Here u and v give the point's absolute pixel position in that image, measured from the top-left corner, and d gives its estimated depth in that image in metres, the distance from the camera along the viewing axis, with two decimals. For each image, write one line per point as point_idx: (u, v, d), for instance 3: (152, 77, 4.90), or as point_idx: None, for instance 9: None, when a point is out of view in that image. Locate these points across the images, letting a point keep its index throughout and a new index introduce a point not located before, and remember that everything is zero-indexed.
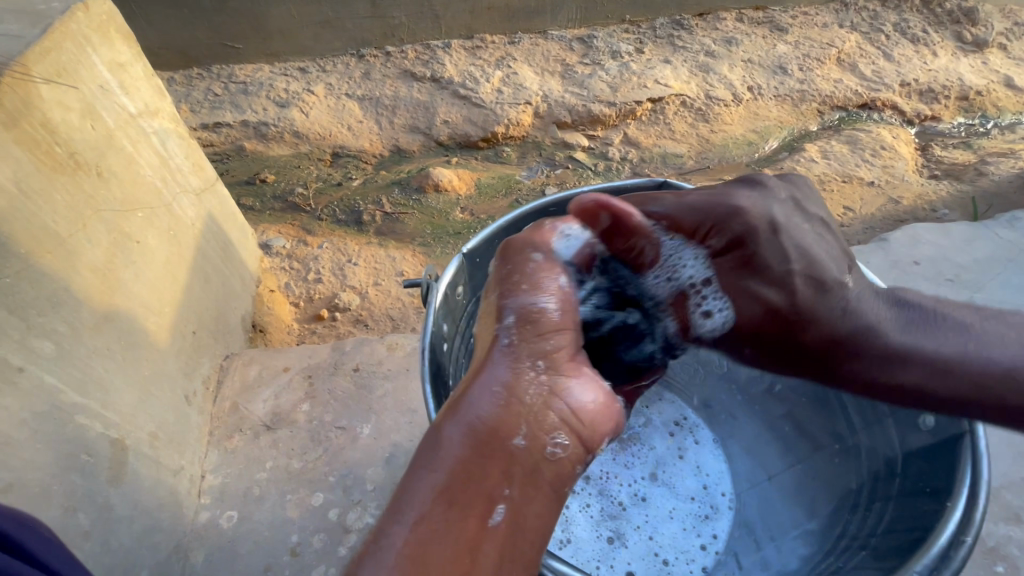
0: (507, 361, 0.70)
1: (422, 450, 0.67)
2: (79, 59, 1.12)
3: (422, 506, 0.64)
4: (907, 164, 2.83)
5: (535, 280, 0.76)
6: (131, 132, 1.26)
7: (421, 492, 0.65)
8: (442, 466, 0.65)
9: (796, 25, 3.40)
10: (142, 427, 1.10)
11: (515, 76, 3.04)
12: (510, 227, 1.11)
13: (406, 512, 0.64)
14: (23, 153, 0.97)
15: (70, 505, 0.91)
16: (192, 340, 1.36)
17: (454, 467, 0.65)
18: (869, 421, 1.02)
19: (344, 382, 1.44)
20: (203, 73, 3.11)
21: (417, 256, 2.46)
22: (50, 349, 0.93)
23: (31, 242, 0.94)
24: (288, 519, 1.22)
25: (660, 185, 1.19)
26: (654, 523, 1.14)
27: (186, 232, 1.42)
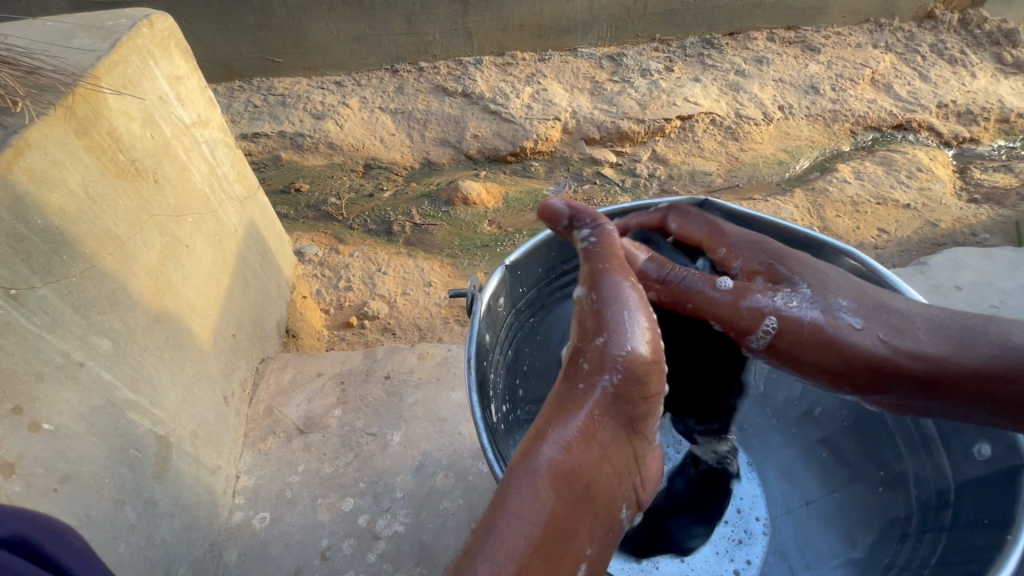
0: (599, 417, 0.82)
1: (515, 493, 0.74)
2: (143, 73, 1.19)
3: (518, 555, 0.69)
4: (945, 187, 2.77)
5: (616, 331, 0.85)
6: (185, 141, 1.32)
7: (515, 542, 0.69)
8: (538, 516, 0.72)
9: (829, 45, 3.38)
10: (185, 425, 1.14)
11: (545, 92, 3.08)
12: (552, 241, 1.11)
13: (501, 561, 0.68)
14: (92, 159, 1.02)
15: (119, 498, 0.93)
16: (231, 342, 1.40)
17: (549, 518, 0.72)
18: (918, 446, 0.99)
19: (375, 389, 1.46)
20: (244, 86, 3.24)
21: (445, 266, 2.50)
22: (107, 346, 0.97)
23: (96, 244, 0.99)
24: (319, 523, 1.23)
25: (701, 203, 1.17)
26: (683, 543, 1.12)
27: (229, 238, 1.47)
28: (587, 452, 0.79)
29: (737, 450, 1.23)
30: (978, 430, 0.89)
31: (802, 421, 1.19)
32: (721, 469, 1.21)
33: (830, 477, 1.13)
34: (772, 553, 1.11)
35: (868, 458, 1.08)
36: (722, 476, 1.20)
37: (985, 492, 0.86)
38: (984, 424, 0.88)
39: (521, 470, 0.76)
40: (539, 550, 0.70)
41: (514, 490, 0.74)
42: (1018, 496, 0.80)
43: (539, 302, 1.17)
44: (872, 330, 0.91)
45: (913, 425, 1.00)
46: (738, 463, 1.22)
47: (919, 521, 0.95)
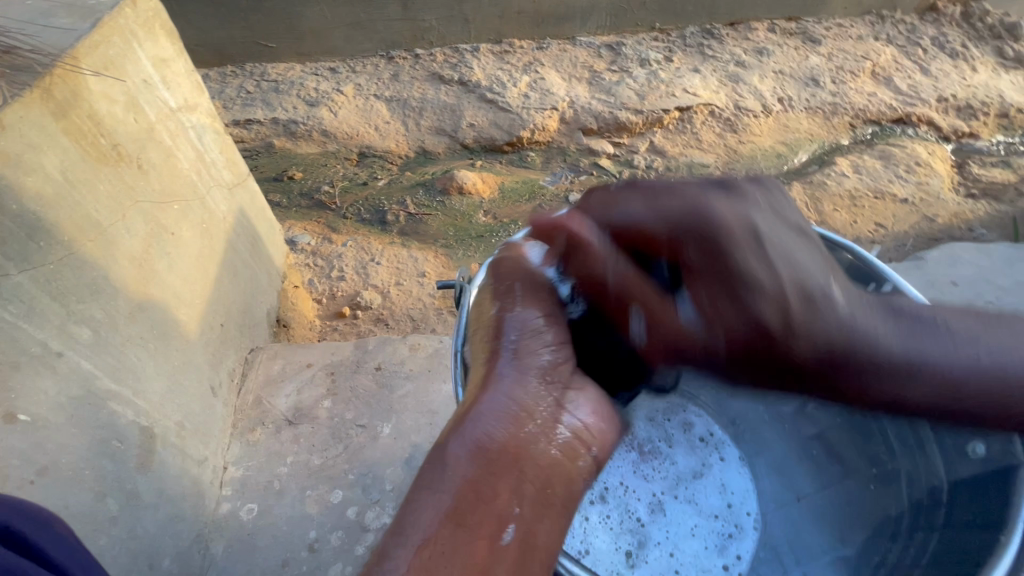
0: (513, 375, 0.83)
1: (429, 471, 0.76)
2: (126, 54, 1.15)
3: (431, 527, 0.70)
4: (943, 182, 2.76)
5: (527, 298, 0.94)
6: (170, 126, 1.29)
7: (428, 514, 0.71)
8: (450, 485, 0.73)
9: (830, 37, 3.35)
10: (169, 416, 1.12)
11: (543, 82, 3.04)
12: None
13: (410, 537, 0.69)
14: (71, 143, 0.99)
15: (99, 490, 0.92)
16: (219, 332, 1.37)
17: (461, 485, 0.73)
18: (911, 446, 0.97)
19: (366, 380, 1.44)
20: (237, 71, 3.19)
21: (439, 257, 2.47)
22: (88, 335, 0.95)
23: (75, 230, 0.96)
24: (307, 515, 1.22)
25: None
26: (674, 535, 1.12)
27: (218, 226, 1.44)
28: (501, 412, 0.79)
29: (729, 445, 1.21)
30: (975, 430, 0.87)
31: (797, 417, 1.14)
32: (713, 464, 1.20)
33: (822, 473, 1.11)
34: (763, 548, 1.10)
35: (862, 455, 1.06)
36: (714, 470, 1.19)
37: (978, 492, 0.85)
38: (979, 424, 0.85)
39: (441, 452, 0.77)
40: (454, 520, 0.70)
41: (429, 471, 0.76)
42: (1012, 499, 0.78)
43: None
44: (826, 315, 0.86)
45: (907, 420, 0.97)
46: (730, 457, 1.20)
47: (910, 519, 0.95)
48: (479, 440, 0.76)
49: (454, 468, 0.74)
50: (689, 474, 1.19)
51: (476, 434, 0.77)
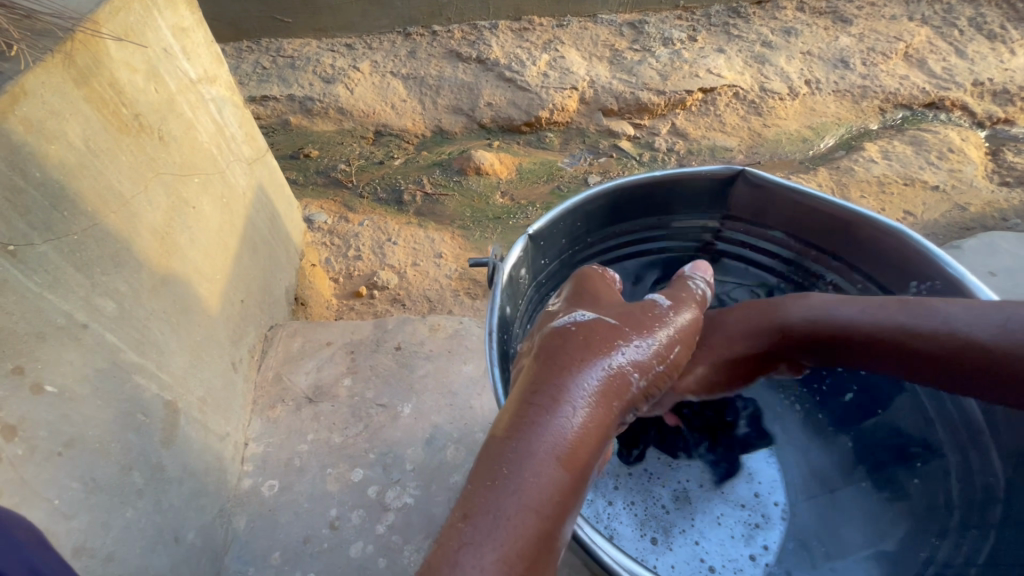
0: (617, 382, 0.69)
1: (515, 469, 0.60)
2: (146, 22, 1.12)
3: (514, 544, 0.56)
4: (976, 169, 2.66)
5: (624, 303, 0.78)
6: (191, 98, 1.26)
7: (513, 532, 0.57)
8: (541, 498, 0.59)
9: (862, 16, 3.22)
10: (192, 391, 1.11)
11: (562, 60, 2.96)
12: (577, 211, 1.02)
13: (496, 556, 0.55)
14: (92, 111, 0.96)
15: (125, 463, 0.91)
16: (239, 308, 1.36)
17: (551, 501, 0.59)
18: (964, 440, 0.94)
19: (386, 359, 1.43)
20: (253, 46, 3.15)
21: (456, 238, 2.44)
22: (112, 308, 0.94)
23: (98, 201, 0.95)
24: (328, 493, 1.21)
25: (738, 173, 1.02)
26: (698, 524, 1.10)
27: (238, 201, 1.42)
28: (598, 427, 0.65)
29: (755, 433, 1.19)
30: None
31: (830, 408, 1.14)
32: (740, 452, 1.18)
33: (858, 466, 1.08)
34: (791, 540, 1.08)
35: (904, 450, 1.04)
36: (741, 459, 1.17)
37: None
38: None
39: (526, 446, 0.61)
40: (540, 538, 0.58)
41: (503, 469, 0.60)
42: None
43: (561, 275, 1.10)
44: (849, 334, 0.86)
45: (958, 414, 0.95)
46: (756, 446, 1.18)
47: (961, 516, 0.92)
48: (568, 455, 0.62)
49: (539, 477, 0.59)
50: (715, 462, 1.16)
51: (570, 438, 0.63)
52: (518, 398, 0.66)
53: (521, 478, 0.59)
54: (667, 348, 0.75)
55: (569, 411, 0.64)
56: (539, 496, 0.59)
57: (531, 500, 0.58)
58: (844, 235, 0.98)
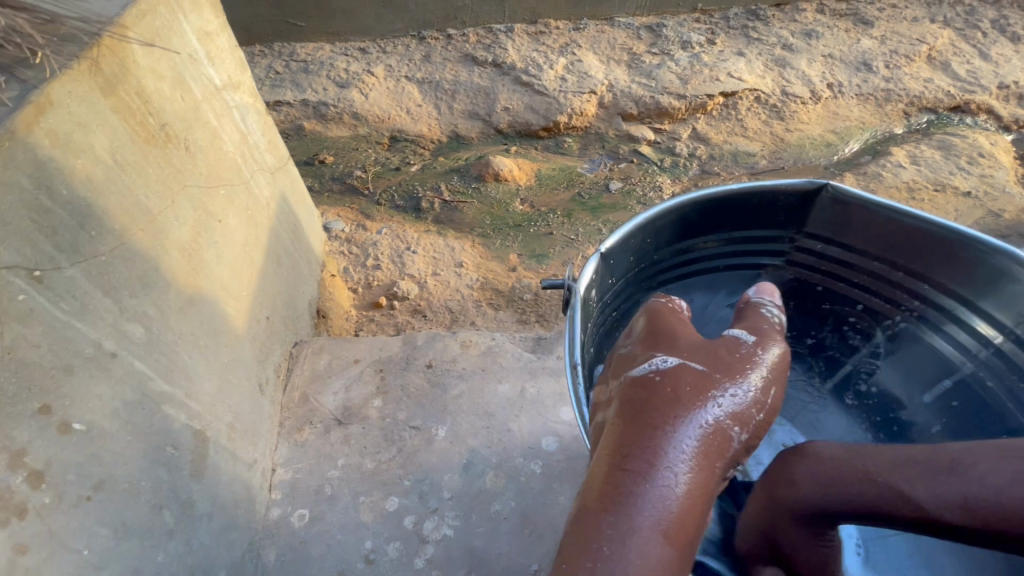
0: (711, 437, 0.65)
1: (614, 543, 0.59)
2: (172, 26, 1.06)
3: None
4: (1008, 174, 2.59)
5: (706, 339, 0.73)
6: (215, 105, 1.20)
7: None
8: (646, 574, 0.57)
9: (883, 18, 3.15)
10: (221, 418, 1.05)
11: (580, 64, 2.90)
12: (646, 227, 0.95)
13: None
14: (119, 122, 0.90)
15: (155, 502, 0.85)
16: (265, 326, 1.30)
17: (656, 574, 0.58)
18: None
19: (417, 378, 1.36)
20: (264, 51, 3.10)
21: (476, 247, 2.38)
22: (141, 333, 0.87)
23: (126, 218, 0.88)
24: (362, 523, 1.14)
25: (823, 186, 0.97)
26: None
27: (262, 213, 1.36)
28: (697, 490, 0.62)
29: None
30: None
31: None
32: None
33: None
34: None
35: None
36: None
37: None
38: None
39: (623, 519, 0.59)
40: None
41: (603, 541, 0.59)
42: None
43: (627, 295, 1.03)
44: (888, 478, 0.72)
45: None
46: None
47: None
48: (669, 526, 0.60)
49: (642, 553, 0.58)
50: None
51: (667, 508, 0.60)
52: (605, 458, 0.64)
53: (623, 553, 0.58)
54: (767, 390, 0.69)
55: (664, 477, 0.61)
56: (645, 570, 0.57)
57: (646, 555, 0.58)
58: (938, 253, 0.92)
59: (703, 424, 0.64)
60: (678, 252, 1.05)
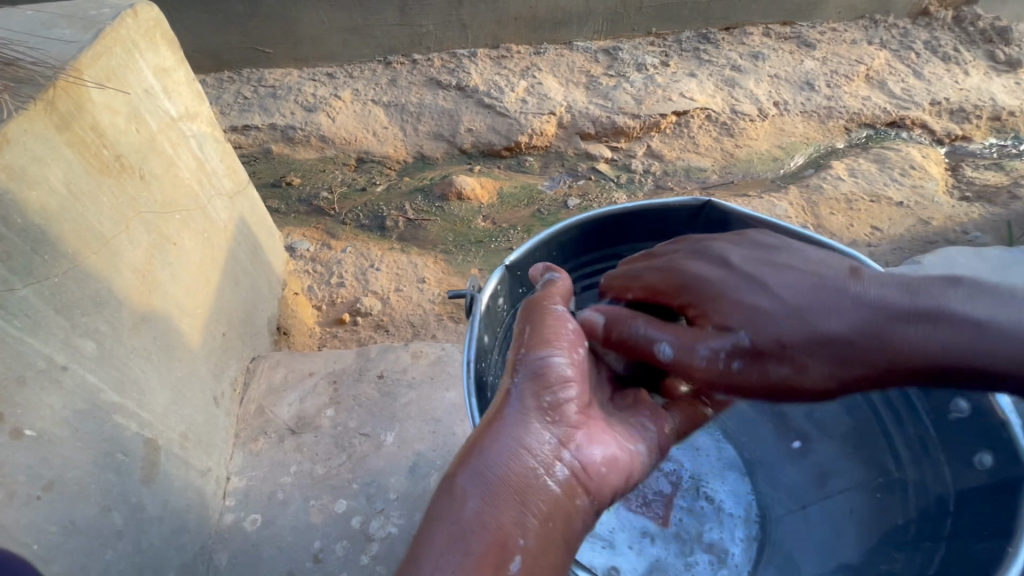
0: (527, 404, 0.79)
1: (440, 502, 0.72)
2: (127, 64, 1.15)
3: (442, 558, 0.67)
4: (937, 185, 2.78)
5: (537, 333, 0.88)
6: (172, 135, 1.29)
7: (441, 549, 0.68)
8: (461, 519, 0.70)
9: (824, 41, 3.37)
10: (173, 427, 1.12)
11: (540, 86, 3.05)
12: (552, 242, 1.09)
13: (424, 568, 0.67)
14: (74, 155, 0.98)
15: (105, 504, 0.91)
16: (221, 341, 1.37)
17: (468, 519, 0.70)
18: (920, 455, 0.99)
19: (369, 388, 1.44)
20: (234, 77, 3.19)
21: (439, 263, 2.47)
22: (92, 347, 0.95)
23: (79, 243, 0.96)
24: (311, 525, 1.21)
25: (705, 203, 1.11)
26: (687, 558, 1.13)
27: (219, 235, 1.44)
28: (516, 447, 0.75)
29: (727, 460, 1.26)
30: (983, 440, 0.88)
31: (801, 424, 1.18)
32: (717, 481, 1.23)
33: (828, 481, 1.12)
34: (777, 556, 1.11)
35: (868, 464, 1.08)
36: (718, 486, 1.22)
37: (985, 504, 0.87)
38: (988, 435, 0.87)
39: (449, 483, 0.74)
40: (462, 549, 0.68)
41: (438, 505, 0.72)
42: (1016, 509, 0.81)
43: None
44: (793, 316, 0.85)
45: (915, 433, 1.00)
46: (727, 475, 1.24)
47: (916, 529, 0.96)
48: (488, 479, 0.72)
49: (463, 504, 0.71)
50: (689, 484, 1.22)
51: (484, 465, 0.73)
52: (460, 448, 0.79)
53: (451, 506, 0.71)
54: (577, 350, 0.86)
55: (484, 441, 0.76)
56: (462, 518, 0.70)
57: (480, 479, 0.72)
58: None
59: (513, 383, 0.81)
60: (585, 264, 1.19)
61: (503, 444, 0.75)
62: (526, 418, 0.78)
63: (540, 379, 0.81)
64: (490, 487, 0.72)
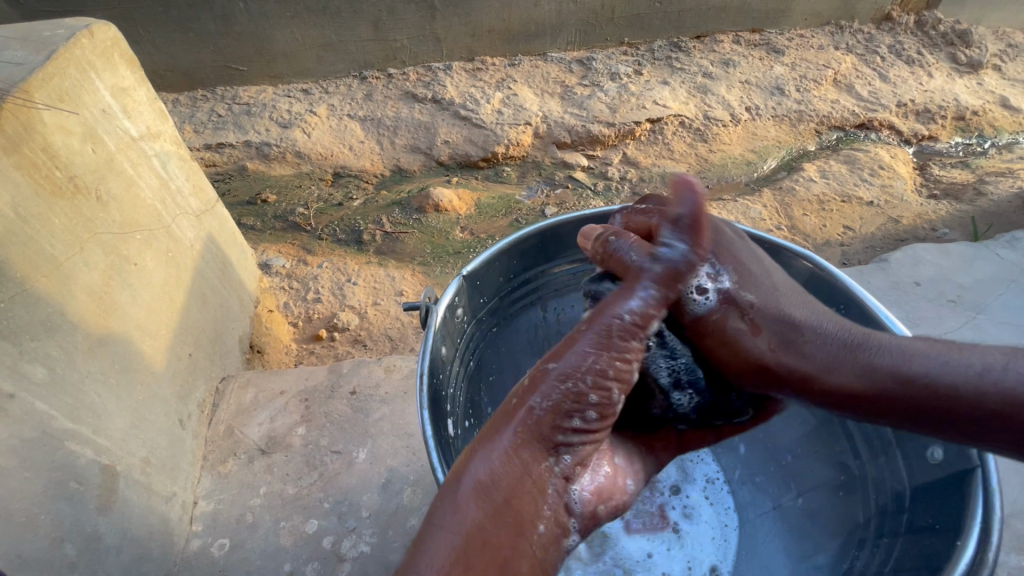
0: (546, 414, 0.77)
1: (442, 506, 0.72)
2: (82, 85, 1.14)
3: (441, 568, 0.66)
4: (906, 184, 2.84)
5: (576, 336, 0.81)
6: (132, 155, 1.27)
7: (440, 553, 0.68)
8: (461, 530, 0.69)
9: (792, 47, 3.44)
10: (134, 452, 1.09)
11: (515, 97, 3.07)
12: (511, 250, 1.11)
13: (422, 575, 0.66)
14: (23, 177, 0.97)
15: (57, 535, 0.90)
16: (187, 362, 1.35)
17: (469, 532, 0.69)
18: (877, 448, 1.01)
19: (341, 405, 1.42)
20: (207, 95, 3.16)
21: (417, 275, 2.46)
22: (42, 373, 0.93)
23: (27, 267, 0.95)
24: (281, 548, 1.19)
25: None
26: (705, 538, 1.13)
27: (185, 254, 1.42)
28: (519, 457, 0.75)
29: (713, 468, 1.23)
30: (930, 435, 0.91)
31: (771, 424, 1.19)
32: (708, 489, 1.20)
33: (797, 479, 1.12)
34: (754, 561, 1.09)
35: (831, 462, 1.08)
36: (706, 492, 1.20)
37: (935, 496, 0.89)
38: None
39: (453, 490, 0.73)
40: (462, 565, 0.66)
41: (445, 501, 0.72)
42: (966, 500, 0.83)
43: (500, 312, 1.16)
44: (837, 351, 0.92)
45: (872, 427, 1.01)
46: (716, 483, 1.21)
47: (876, 525, 0.97)
48: (492, 489, 0.73)
49: (467, 513, 0.70)
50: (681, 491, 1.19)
51: (490, 477, 0.73)
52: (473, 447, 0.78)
53: (455, 508, 0.71)
54: (608, 365, 0.79)
55: (498, 450, 0.74)
56: (465, 526, 0.69)
57: (484, 490, 0.72)
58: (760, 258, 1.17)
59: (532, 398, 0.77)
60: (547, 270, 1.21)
61: (510, 460, 0.74)
62: (539, 432, 0.77)
63: (565, 394, 0.77)
64: (489, 495, 0.72)
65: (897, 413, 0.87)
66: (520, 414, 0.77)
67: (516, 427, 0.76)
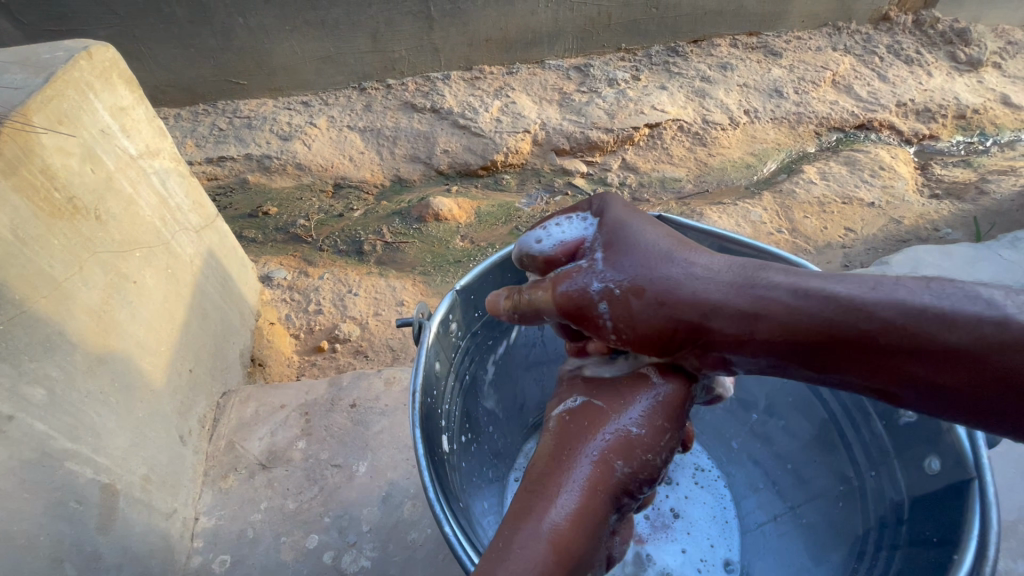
0: (609, 462, 0.78)
1: (510, 547, 0.71)
2: (81, 106, 1.15)
3: None
4: (907, 184, 2.83)
5: (632, 396, 0.84)
6: (131, 173, 1.29)
7: None
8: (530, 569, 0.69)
9: (790, 49, 3.44)
10: (133, 470, 1.10)
11: (514, 105, 3.08)
12: (505, 264, 1.11)
13: None
14: (22, 200, 0.99)
15: (55, 556, 0.91)
16: (188, 378, 1.35)
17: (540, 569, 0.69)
18: (876, 460, 1.00)
19: (341, 418, 1.42)
20: (208, 109, 3.19)
21: (417, 284, 2.47)
22: (41, 395, 0.94)
23: (27, 288, 0.96)
24: (283, 563, 1.19)
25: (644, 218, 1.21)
26: (713, 529, 1.17)
27: (185, 270, 1.43)
28: (587, 501, 0.75)
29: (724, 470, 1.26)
30: (929, 446, 0.90)
31: (772, 434, 1.19)
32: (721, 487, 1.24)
33: (800, 489, 1.12)
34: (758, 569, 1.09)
35: (831, 473, 1.08)
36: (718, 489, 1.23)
37: (933, 509, 0.88)
38: (933, 439, 0.89)
39: (522, 529, 0.72)
40: None
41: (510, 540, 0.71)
42: (963, 516, 0.81)
43: (496, 326, 1.17)
44: (761, 298, 0.73)
45: (872, 439, 1.01)
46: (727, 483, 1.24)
47: (875, 538, 0.96)
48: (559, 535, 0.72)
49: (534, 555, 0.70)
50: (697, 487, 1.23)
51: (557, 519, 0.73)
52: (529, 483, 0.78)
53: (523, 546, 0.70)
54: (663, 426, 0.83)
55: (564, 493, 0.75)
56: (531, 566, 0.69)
57: (559, 532, 0.72)
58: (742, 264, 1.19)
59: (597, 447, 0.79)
60: None
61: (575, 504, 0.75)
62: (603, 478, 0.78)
63: (632, 447, 0.80)
64: (562, 542, 0.72)
65: (827, 351, 0.71)
66: (585, 461, 0.78)
67: (581, 471, 0.77)
